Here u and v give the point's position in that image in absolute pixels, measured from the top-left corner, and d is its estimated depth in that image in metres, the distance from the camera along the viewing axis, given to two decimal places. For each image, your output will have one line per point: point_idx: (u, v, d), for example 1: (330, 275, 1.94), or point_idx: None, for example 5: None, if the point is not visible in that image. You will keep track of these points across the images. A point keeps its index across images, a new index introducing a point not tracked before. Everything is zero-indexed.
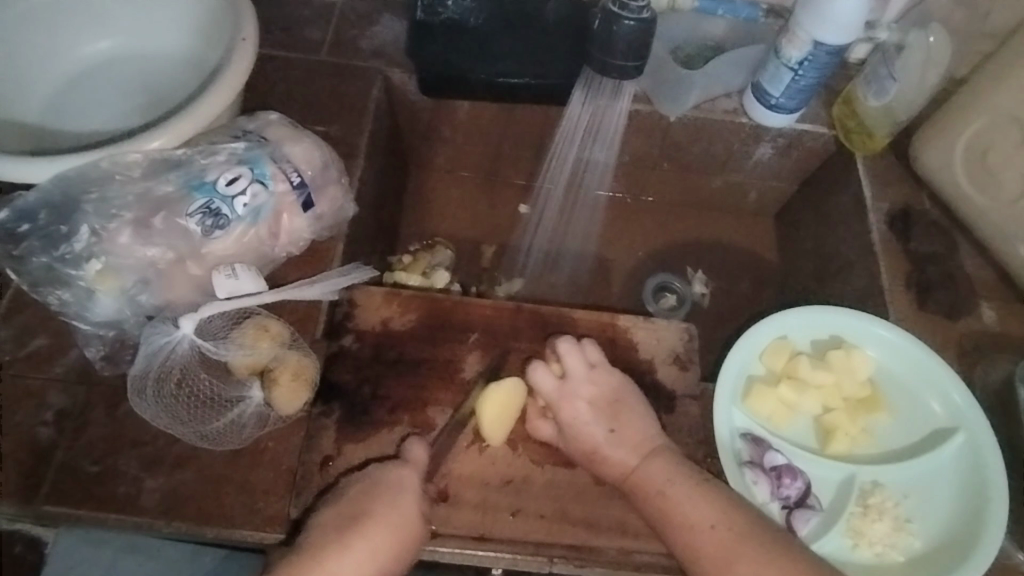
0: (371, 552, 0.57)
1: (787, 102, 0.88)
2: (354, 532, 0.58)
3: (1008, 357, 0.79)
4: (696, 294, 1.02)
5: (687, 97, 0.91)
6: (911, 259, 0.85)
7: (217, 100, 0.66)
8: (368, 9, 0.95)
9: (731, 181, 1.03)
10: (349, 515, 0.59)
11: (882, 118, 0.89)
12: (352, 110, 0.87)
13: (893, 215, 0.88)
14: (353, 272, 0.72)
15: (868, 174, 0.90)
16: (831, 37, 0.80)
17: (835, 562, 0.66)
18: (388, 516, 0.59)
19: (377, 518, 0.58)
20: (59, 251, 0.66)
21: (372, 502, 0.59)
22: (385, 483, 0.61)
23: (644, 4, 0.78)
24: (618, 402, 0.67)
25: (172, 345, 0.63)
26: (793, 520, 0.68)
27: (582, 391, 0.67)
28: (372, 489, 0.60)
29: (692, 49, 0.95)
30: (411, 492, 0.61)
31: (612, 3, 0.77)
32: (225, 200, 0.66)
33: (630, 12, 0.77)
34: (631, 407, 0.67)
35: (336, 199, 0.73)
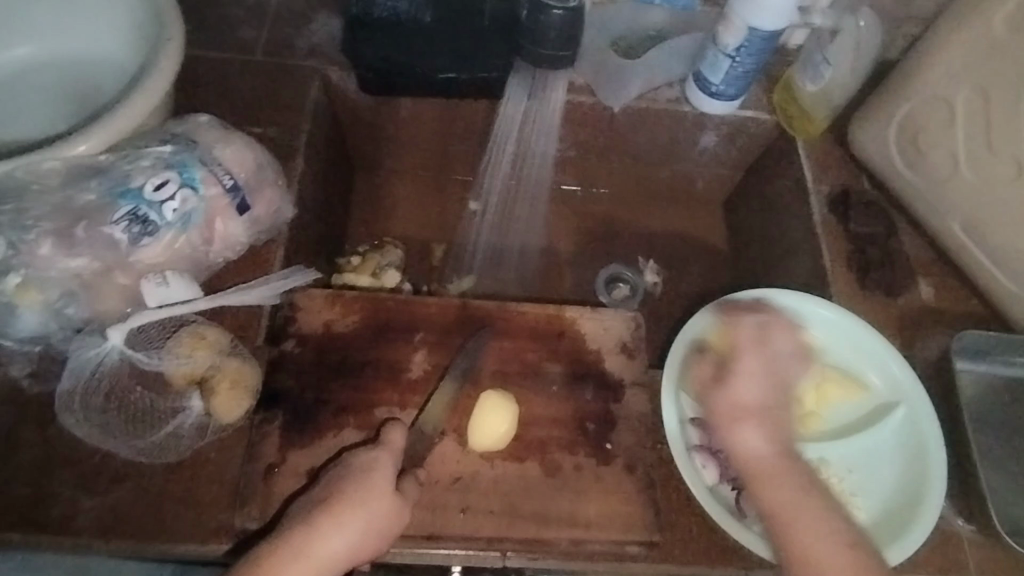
0: (343, 534, 0.57)
1: (727, 89, 0.89)
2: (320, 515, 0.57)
3: (944, 332, 0.82)
4: (648, 283, 1.02)
5: (628, 88, 0.92)
6: (852, 239, 0.86)
7: (142, 103, 0.64)
8: (303, 7, 0.93)
9: (679, 170, 1.04)
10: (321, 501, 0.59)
11: (819, 104, 0.91)
12: (289, 110, 0.85)
13: (833, 197, 0.89)
14: (293, 275, 0.72)
15: (807, 158, 0.92)
16: (765, 22, 0.80)
17: None
18: (363, 503, 0.58)
19: (349, 508, 0.58)
20: None
21: (348, 484, 0.59)
22: (362, 471, 0.60)
23: None
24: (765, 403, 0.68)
25: (101, 356, 0.63)
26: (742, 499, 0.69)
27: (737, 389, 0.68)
28: (350, 472, 0.60)
29: (631, 38, 0.95)
30: (387, 476, 0.60)
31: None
32: (152, 206, 0.64)
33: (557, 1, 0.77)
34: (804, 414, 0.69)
35: (273, 202, 0.71)
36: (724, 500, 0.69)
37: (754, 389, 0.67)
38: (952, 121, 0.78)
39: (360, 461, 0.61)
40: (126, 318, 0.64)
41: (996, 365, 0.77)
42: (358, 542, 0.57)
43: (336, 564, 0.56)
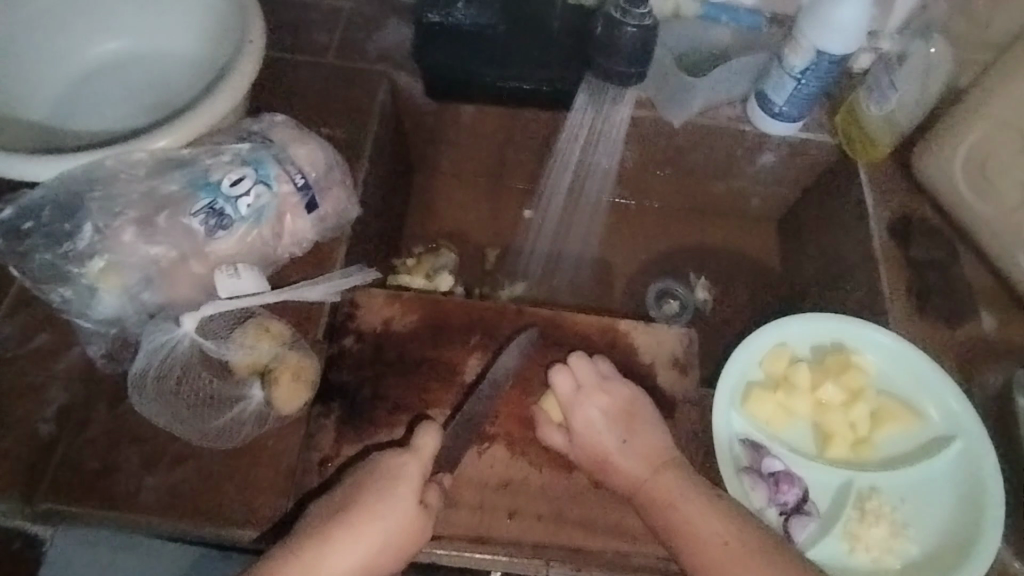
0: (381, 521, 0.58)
1: (790, 110, 0.90)
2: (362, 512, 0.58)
3: (1006, 364, 0.80)
4: (698, 299, 1.03)
5: (691, 104, 0.93)
6: (911, 266, 0.85)
7: (224, 100, 0.67)
8: (375, 13, 0.96)
9: (733, 187, 1.04)
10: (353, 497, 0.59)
11: (885, 128, 0.90)
12: (357, 113, 0.88)
13: (893, 222, 0.88)
14: (353, 274, 0.73)
15: (868, 182, 0.91)
16: (835, 47, 0.81)
17: (832, 567, 0.66)
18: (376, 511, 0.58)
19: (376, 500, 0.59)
20: (62, 248, 0.67)
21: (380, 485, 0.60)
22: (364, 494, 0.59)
23: (647, 10, 0.79)
24: (663, 458, 0.64)
25: (172, 342, 0.64)
26: (790, 525, 0.68)
27: (597, 401, 0.66)
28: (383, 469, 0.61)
29: (695, 54, 0.96)
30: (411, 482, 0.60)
31: (615, 10, 0.79)
32: (228, 200, 0.66)
33: (632, 19, 0.78)
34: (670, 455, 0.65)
35: (340, 201, 0.73)
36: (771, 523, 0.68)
37: (642, 443, 0.65)
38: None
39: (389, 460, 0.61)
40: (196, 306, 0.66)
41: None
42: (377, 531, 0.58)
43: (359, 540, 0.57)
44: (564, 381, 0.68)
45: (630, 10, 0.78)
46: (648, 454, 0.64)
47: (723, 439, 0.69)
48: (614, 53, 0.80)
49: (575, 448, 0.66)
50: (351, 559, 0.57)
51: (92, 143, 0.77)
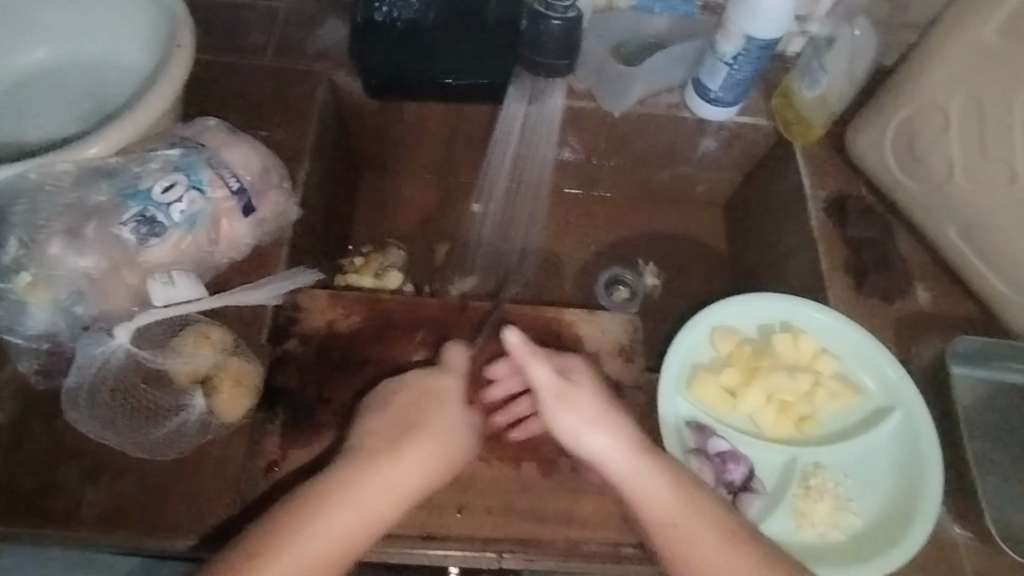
0: (433, 454, 0.61)
1: (725, 95, 0.92)
2: (415, 438, 0.61)
3: (939, 336, 0.83)
4: (647, 286, 1.04)
5: (628, 94, 0.94)
6: (848, 244, 0.87)
7: (154, 106, 0.66)
8: (312, 11, 0.95)
9: (680, 175, 1.06)
10: (400, 423, 0.62)
11: (818, 109, 0.92)
12: (297, 114, 0.88)
13: (830, 203, 0.91)
14: (298, 275, 0.72)
15: (806, 163, 0.93)
16: (763, 31, 0.83)
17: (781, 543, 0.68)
18: (426, 435, 0.62)
19: (428, 422, 0.62)
20: None
21: (425, 410, 0.63)
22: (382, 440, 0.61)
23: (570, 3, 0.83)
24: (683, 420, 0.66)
25: (105, 355, 0.63)
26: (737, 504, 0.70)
27: None
28: (421, 393, 0.64)
29: (631, 46, 0.98)
30: (454, 405, 0.65)
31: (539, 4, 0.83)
32: (160, 207, 0.65)
33: (556, 12, 0.82)
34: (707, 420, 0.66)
35: (278, 203, 0.72)
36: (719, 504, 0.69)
37: None
38: (946, 126, 0.80)
39: (422, 385, 0.65)
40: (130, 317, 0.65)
41: (997, 371, 0.78)
42: (435, 457, 0.61)
43: (419, 472, 0.60)
44: None
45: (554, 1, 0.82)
46: None
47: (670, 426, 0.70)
48: (544, 45, 0.85)
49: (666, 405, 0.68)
50: (405, 485, 0.59)
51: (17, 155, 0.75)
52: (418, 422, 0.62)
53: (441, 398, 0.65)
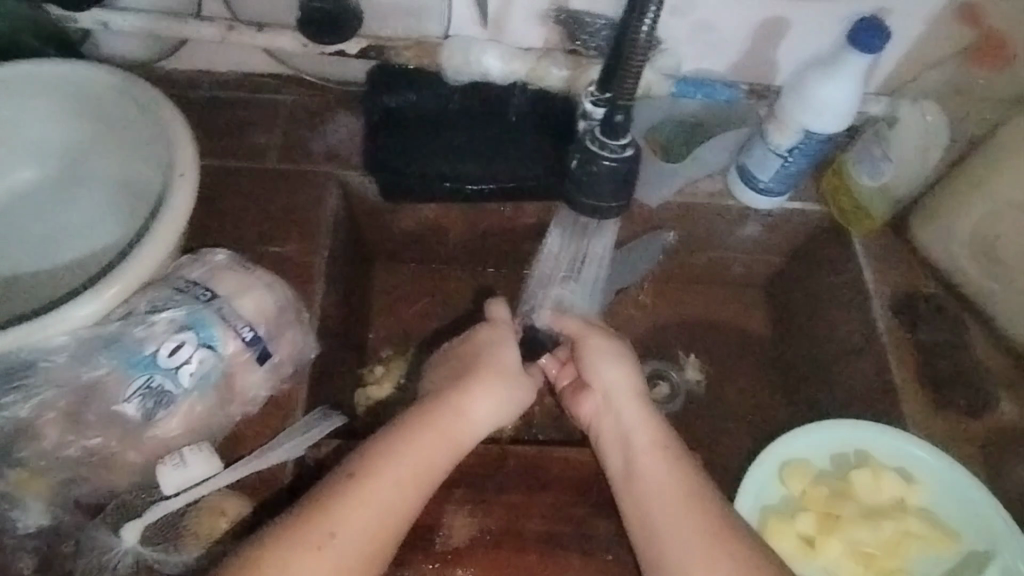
0: (495, 398, 0.67)
1: (777, 186, 0.85)
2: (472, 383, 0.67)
3: None
4: (690, 381, 0.95)
5: (666, 188, 0.90)
6: (920, 350, 0.79)
7: (152, 257, 0.60)
8: (318, 105, 0.89)
9: (712, 257, 0.97)
10: (453, 383, 0.68)
11: (879, 198, 0.85)
12: (308, 225, 0.81)
13: (896, 302, 0.83)
14: (316, 423, 0.65)
15: (863, 254, 0.86)
16: (823, 126, 0.77)
17: None
18: (480, 385, 0.67)
19: (484, 359, 0.69)
20: None
21: (482, 351, 0.70)
22: (440, 396, 0.65)
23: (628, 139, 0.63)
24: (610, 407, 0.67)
25: (112, 559, 0.58)
26: None
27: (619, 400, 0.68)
28: (481, 335, 0.72)
29: (668, 132, 0.90)
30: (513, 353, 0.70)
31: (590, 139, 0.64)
32: (168, 373, 0.59)
33: (610, 151, 0.63)
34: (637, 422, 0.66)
35: (296, 342, 0.65)
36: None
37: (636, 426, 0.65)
38: None
39: (474, 338, 0.72)
40: (138, 510, 0.59)
41: None
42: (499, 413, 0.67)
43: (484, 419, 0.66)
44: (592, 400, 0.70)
45: (607, 139, 0.63)
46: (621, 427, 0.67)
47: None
48: (588, 188, 0.64)
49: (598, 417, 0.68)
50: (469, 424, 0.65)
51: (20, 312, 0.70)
52: (472, 368, 0.68)
53: (505, 345, 0.71)
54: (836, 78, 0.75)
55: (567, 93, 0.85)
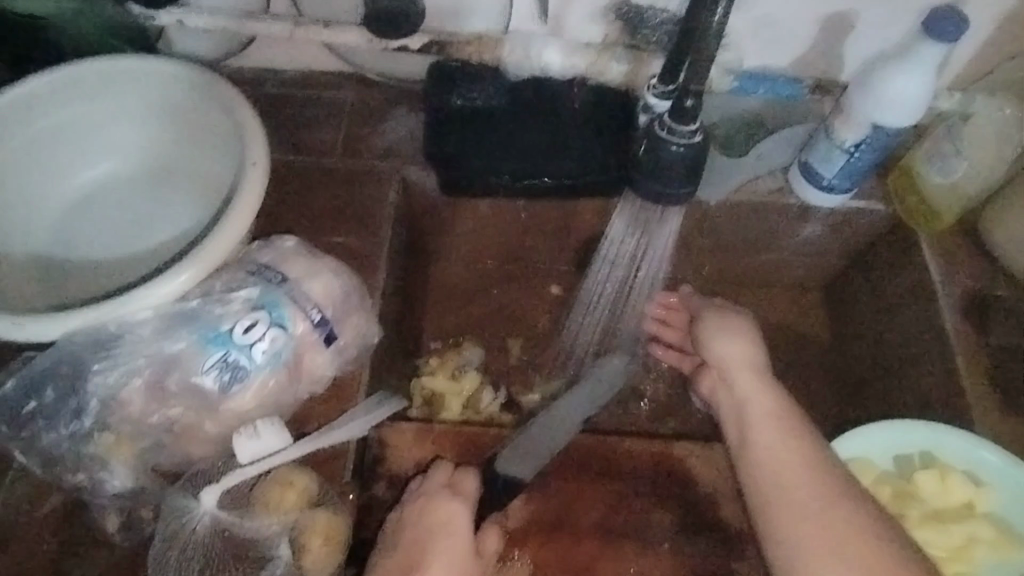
0: None
1: (841, 183, 0.83)
2: None
3: None
4: None
5: (727, 182, 0.88)
6: (992, 353, 0.77)
7: (229, 236, 0.62)
8: (379, 104, 0.91)
9: (776, 258, 0.96)
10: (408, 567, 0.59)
11: (948, 197, 0.83)
12: (374, 217, 0.83)
13: (965, 302, 0.80)
14: (382, 405, 0.67)
15: (930, 252, 0.84)
16: (893, 120, 0.76)
17: None
18: None
19: (435, 553, 0.59)
20: (61, 429, 0.63)
21: (430, 536, 0.60)
22: None
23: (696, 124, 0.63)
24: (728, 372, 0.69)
25: (189, 521, 0.60)
26: None
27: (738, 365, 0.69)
28: (430, 515, 0.61)
29: (728, 129, 0.90)
30: (462, 536, 0.61)
31: (658, 125, 0.63)
32: (242, 349, 0.61)
33: (679, 136, 0.62)
34: (763, 376, 0.68)
35: (360, 327, 0.67)
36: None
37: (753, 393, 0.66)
38: None
39: (432, 505, 0.62)
40: (216, 476, 0.61)
41: None
42: None
43: None
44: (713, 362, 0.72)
45: (675, 123, 0.63)
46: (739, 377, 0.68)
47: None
48: (659, 174, 0.63)
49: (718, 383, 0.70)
50: None
51: (100, 294, 0.73)
52: (424, 551, 0.59)
53: (459, 522, 0.61)
54: (913, 69, 0.74)
55: (626, 87, 0.87)
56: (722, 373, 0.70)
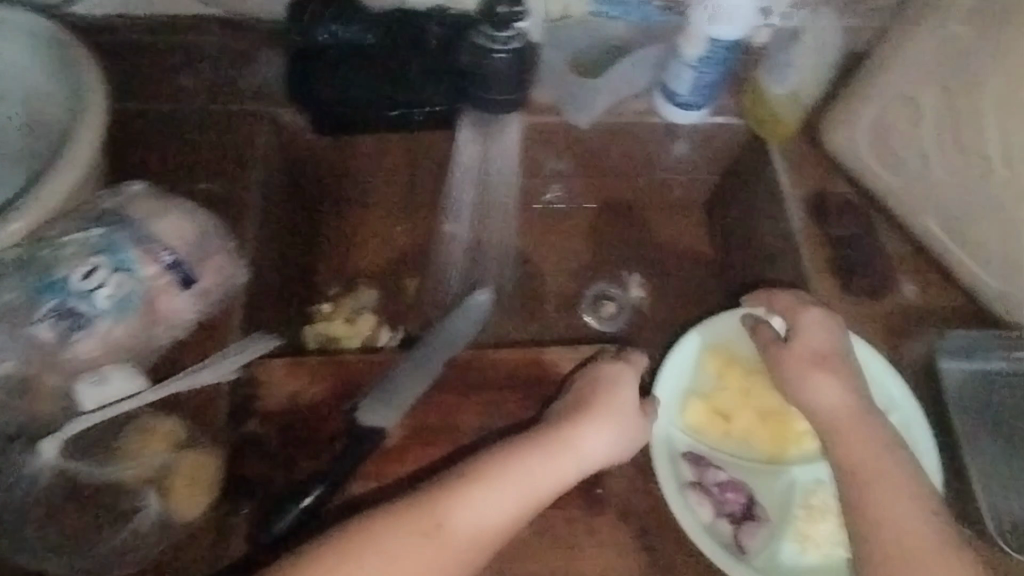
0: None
1: (693, 99, 0.88)
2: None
3: (936, 330, 0.79)
4: (634, 299, 0.96)
5: (593, 106, 0.91)
6: (833, 244, 0.83)
7: (59, 184, 0.63)
8: (244, 46, 0.89)
9: (654, 179, 1.01)
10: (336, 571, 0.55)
11: (789, 104, 0.88)
12: (239, 162, 0.82)
13: (809, 201, 0.86)
14: (248, 347, 0.68)
15: (779, 158, 0.89)
16: (727, 33, 0.80)
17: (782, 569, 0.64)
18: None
19: (365, 554, 0.56)
20: None
21: (362, 535, 0.57)
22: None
23: (514, 32, 0.74)
24: (822, 355, 0.68)
25: (33, 472, 0.59)
26: (739, 534, 0.65)
27: (811, 342, 0.69)
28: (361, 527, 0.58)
29: (589, 55, 0.93)
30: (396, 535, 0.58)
31: (482, 35, 0.74)
32: (81, 296, 0.63)
33: (500, 44, 0.74)
34: (840, 356, 0.68)
35: (220, 270, 0.68)
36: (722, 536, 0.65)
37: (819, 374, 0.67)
38: (918, 115, 0.77)
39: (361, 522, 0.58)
40: (57, 426, 0.61)
41: (992, 363, 0.76)
42: None
43: None
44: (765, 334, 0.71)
45: (495, 32, 0.74)
46: (804, 352, 0.68)
47: (661, 455, 0.67)
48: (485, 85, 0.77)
49: (778, 351, 0.69)
50: None
51: None
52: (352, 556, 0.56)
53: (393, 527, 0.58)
54: None
55: None
56: (826, 368, 0.67)
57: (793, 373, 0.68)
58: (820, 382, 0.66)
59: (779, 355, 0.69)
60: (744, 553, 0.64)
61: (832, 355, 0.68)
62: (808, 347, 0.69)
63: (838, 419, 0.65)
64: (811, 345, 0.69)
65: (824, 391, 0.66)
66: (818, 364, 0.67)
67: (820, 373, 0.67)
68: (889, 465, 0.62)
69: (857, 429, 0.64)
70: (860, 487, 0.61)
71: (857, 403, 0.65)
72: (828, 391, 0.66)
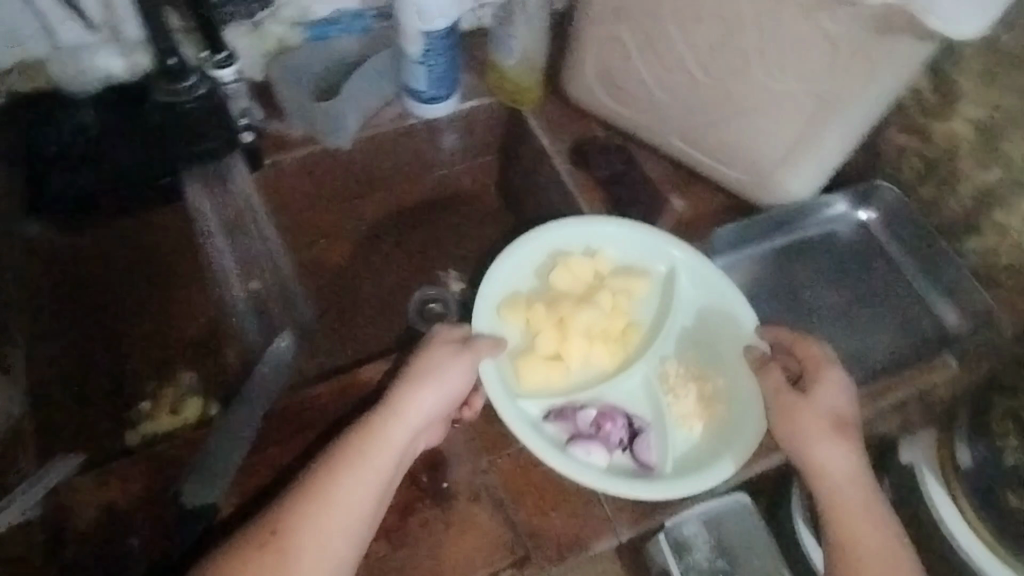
0: None
1: (437, 91, 0.91)
2: None
3: (704, 236, 0.87)
4: (455, 293, 0.96)
5: (346, 125, 0.90)
6: (600, 186, 0.89)
7: None
8: None
9: (437, 178, 1.02)
10: None
11: (524, 70, 0.93)
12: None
13: (572, 153, 0.91)
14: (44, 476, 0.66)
15: (536, 123, 0.93)
16: (437, 23, 0.83)
17: (682, 458, 0.73)
18: None
19: None
20: None
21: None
22: None
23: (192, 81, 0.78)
24: (838, 429, 0.68)
25: None
26: (636, 453, 0.72)
27: (824, 406, 0.69)
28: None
29: (326, 79, 0.93)
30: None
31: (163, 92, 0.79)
32: None
33: (186, 94, 0.79)
34: (855, 428, 0.69)
35: None
36: (623, 466, 0.71)
37: (836, 452, 0.67)
38: (627, 54, 0.82)
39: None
40: None
41: (753, 249, 0.87)
42: None
43: None
44: (776, 379, 0.71)
45: (176, 84, 0.78)
46: (827, 421, 0.68)
47: (526, 425, 0.70)
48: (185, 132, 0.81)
49: (795, 406, 0.69)
50: None
51: None
52: None
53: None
54: None
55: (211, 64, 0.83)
56: (845, 438, 0.68)
57: (803, 431, 0.68)
58: (824, 454, 0.67)
59: (802, 415, 0.68)
60: (648, 466, 0.72)
61: (843, 419, 0.68)
62: (813, 409, 0.68)
63: (835, 496, 0.66)
64: (823, 408, 0.68)
65: (831, 463, 0.67)
66: (834, 433, 0.68)
67: (829, 444, 0.67)
68: (878, 538, 0.64)
69: (866, 506, 0.66)
70: (849, 563, 0.64)
71: (863, 477, 0.67)
72: (840, 467, 0.67)
